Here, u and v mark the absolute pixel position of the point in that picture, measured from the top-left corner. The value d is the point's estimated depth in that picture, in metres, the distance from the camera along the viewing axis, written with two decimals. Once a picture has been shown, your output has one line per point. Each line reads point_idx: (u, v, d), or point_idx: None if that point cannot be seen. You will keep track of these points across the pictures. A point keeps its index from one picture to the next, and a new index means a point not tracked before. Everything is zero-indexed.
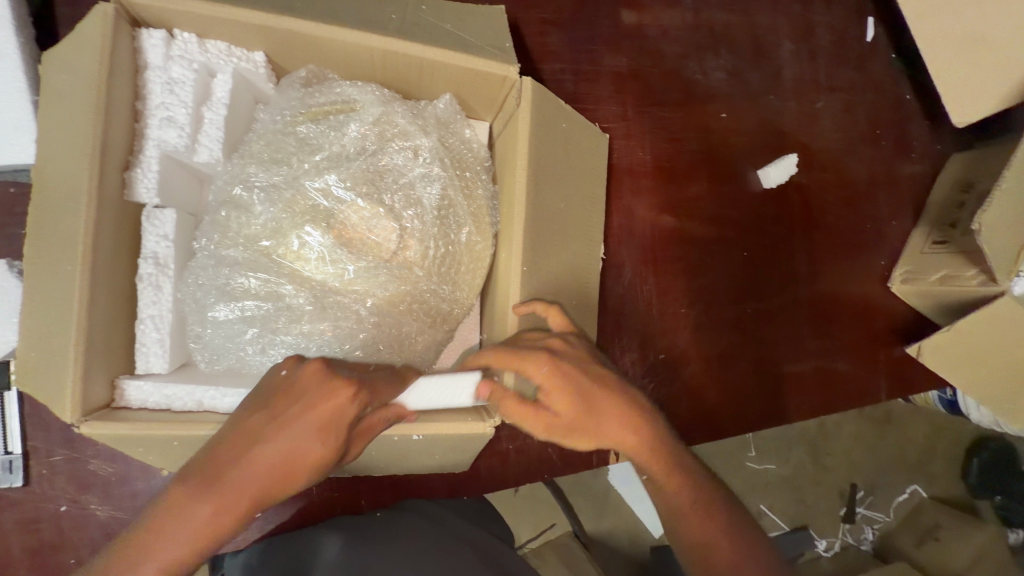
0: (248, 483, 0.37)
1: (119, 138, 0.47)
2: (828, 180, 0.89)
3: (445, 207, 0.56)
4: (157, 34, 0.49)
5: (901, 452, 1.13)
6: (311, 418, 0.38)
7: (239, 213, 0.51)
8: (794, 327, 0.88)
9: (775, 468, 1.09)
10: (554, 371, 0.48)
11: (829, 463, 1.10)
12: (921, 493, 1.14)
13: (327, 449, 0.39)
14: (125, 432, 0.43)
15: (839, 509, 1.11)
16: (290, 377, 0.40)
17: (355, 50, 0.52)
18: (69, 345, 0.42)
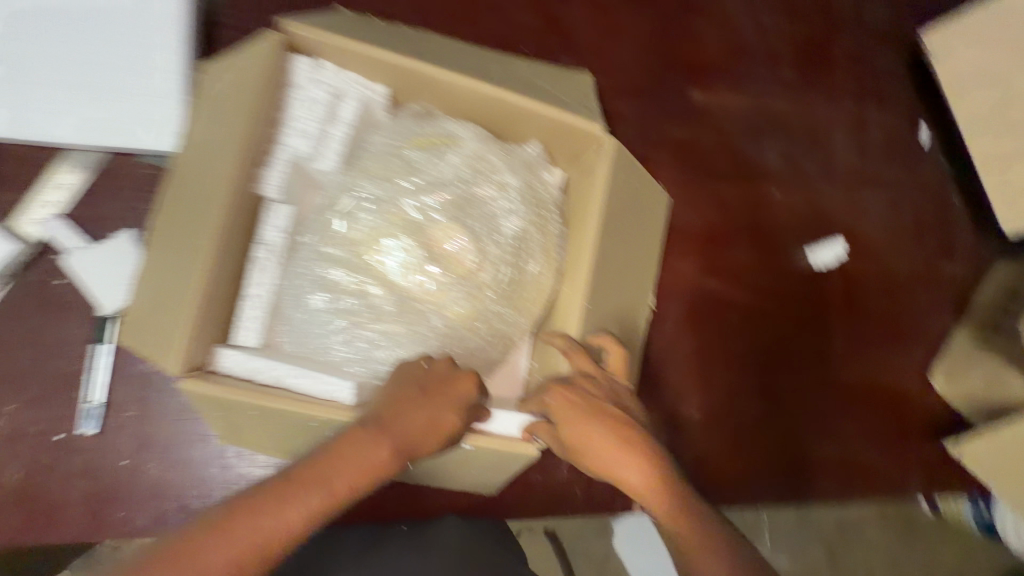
0: (406, 435, 0.49)
1: (260, 142, 0.54)
2: (873, 268, 0.92)
3: (521, 239, 0.62)
4: (305, 60, 0.57)
5: (927, 561, 1.08)
6: (451, 393, 0.52)
7: (344, 218, 0.58)
8: (828, 407, 0.89)
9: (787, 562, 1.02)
10: (562, 396, 0.54)
11: (850, 563, 1.05)
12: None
13: (459, 419, 0.52)
14: (219, 393, 0.49)
15: None
16: (429, 367, 0.54)
17: (466, 95, 0.61)
18: (188, 315, 0.49)
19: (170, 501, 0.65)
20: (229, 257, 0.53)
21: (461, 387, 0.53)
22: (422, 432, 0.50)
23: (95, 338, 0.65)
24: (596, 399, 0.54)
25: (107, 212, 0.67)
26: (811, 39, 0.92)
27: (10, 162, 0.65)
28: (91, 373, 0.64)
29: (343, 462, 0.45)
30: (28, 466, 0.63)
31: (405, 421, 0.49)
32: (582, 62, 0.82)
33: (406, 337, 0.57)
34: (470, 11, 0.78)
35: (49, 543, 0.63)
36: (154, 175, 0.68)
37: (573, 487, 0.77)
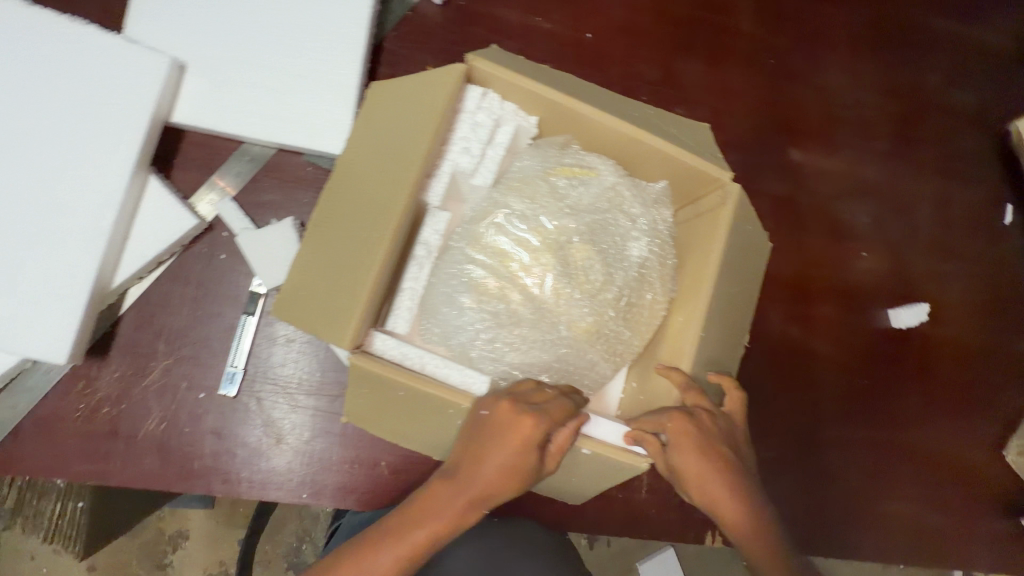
0: (480, 485, 0.53)
1: (433, 156, 0.62)
2: (952, 338, 0.94)
3: (643, 267, 0.67)
4: (477, 90, 0.65)
5: None
6: (512, 439, 0.53)
7: (494, 229, 0.64)
8: (901, 468, 0.90)
9: None
10: (682, 428, 0.58)
11: None
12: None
13: (529, 461, 0.54)
14: (380, 370, 0.55)
15: None
16: (488, 415, 0.55)
17: (610, 133, 0.67)
18: (361, 299, 0.56)
19: (288, 468, 0.71)
20: (395, 253, 0.60)
21: (524, 432, 0.53)
22: (497, 482, 0.54)
23: (246, 310, 0.72)
24: (710, 433, 0.59)
25: (269, 201, 0.75)
26: (905, 116, 0.97)
27: (193, 146, 0.74)
28: (239, 341, 0.71)
29: (424, 514, 0.53)
30: (170, 419, 0.69)
31: (474, 473, 0.53)
32: (694, 114, 0.89)
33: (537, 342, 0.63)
34: (598, 60, 0.87)
35: (178, 491, 0.69)
36: (314, 174, 0.76)
37: (650, 509, 0.81)
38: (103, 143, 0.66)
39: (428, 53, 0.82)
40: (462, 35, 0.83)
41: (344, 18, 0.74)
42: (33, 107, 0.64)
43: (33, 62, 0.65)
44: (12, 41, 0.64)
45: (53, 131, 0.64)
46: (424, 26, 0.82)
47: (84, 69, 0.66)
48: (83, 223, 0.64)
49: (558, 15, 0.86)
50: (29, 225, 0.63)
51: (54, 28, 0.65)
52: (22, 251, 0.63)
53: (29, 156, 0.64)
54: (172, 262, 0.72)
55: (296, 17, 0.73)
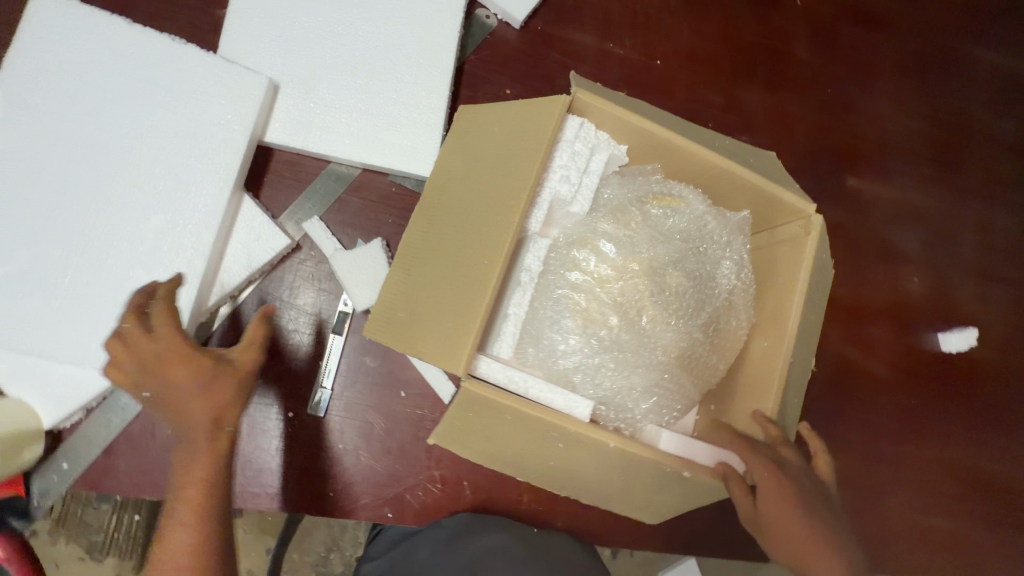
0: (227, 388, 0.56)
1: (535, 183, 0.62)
2: (995, 360, 0.98)
3: (730, 294, 0.70)
4: (576, 120, 0.66)
5: None
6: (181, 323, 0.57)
7: (593, 255, 0.66)
8: (949, 487, 0.93)
9: None
10: (769, 469, 0.61)
11: None
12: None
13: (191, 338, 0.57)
14: (494, 397, 0.56)
15: None
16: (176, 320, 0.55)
17: (699, 162, 0.68)
18: (473, 326, 0.56)
19: (376, 486, 0.72)
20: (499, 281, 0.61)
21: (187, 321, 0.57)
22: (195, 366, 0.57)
23: (333, 329, 0.73)
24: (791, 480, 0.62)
25: (354, 221, 0.75)
26: (951, 146, 1.01)
27: (281, 165, 0.74)
28: (327, 360, 0.72)
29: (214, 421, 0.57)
30: (262, 438, 0.70)
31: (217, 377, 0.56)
32: (756, 140, 0.91)
33: (631, 366, 0.65)
34: (668, 86, 0.89)
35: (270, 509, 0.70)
36: (399, 195, 0.77)
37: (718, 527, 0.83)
38: (201, 163, 0.66)
39: (507, 75, 0.83)
40: (540, 59, 0.84)
41: (432, 43, 0.75)
42: (133, 126, 0.64)
43: (135, 82, 0.65)
44: (114, 62, 0.64)
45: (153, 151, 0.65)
46: (502, 49, 0.83)
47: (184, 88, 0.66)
48: (182, 242, 0.64)
49: (630, 40, 0.88)
50: (128, 244, 0.63)
51: (157, 47, 0.66)
52: (124, 269, 0.63)
53: (129, 175, 0.64)
54: (260, 281, 0.73)
55: (386, 40, 0.74)
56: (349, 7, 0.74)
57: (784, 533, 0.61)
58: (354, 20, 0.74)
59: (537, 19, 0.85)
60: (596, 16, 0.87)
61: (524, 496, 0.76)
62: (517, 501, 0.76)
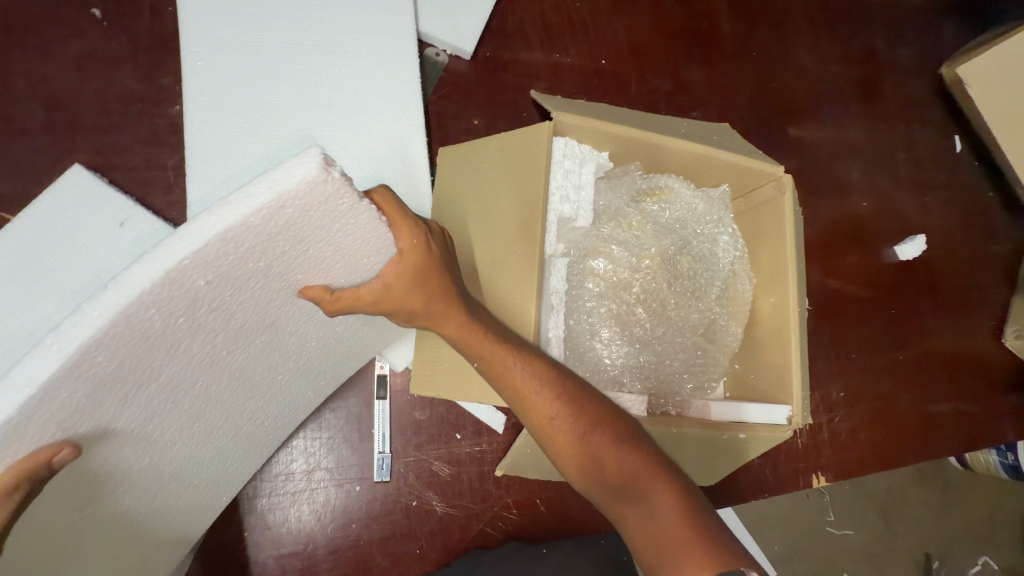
0: None
1: (538, 210, 0.64)
2: (943, 256, 1.11)
3: (731, 264, 0.77)
4: (560, 142, 0.71)
5: (959, 520, 1.39)
6: None
7: (608, 262, 0.74)
8: (936, 374, 1.06)
9: (853, 534, 1.31)
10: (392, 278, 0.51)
11: (902, 531, 1.34)
12: (990, 564, 1.40)
13: None
14: None
15: None
16: None
17: (673, 150, 0.71)
18: None
19: (456, 530, 0.74)
20: None
21: None
22: None
23: (375, 394, 0.74)
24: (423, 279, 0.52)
25: None
26: (866, 79, 1.12)
27: None
28: (377, 426, 0.73)
29: None
30: (344, 514, 0.72)
31: None
32: (707, 114, 0.99)
33: (663, 351, 0.75)
34: (619, 82, 0.94)
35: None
36: None
37: (764, 470, 0.92)
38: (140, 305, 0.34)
39: (472, 108, 0.86)
40: (498, 85, 0.88)
41: (397, 92, 0.76)
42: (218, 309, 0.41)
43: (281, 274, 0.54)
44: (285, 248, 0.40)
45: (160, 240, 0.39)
46: (461, 84, 0.86)
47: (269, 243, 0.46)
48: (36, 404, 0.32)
49: (574, 48, 0.93)
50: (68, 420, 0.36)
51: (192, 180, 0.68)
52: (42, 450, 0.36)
53: (215, 368, 0.48)
54: None
55: (351, 101, 0.74)
56: (307, 76, 0.74)
57: (640, 498, 0.52)
58: (317, 89, 0.74)
59: (485, 47, 0.88)
60: (537, 32, 0.91)
61: None
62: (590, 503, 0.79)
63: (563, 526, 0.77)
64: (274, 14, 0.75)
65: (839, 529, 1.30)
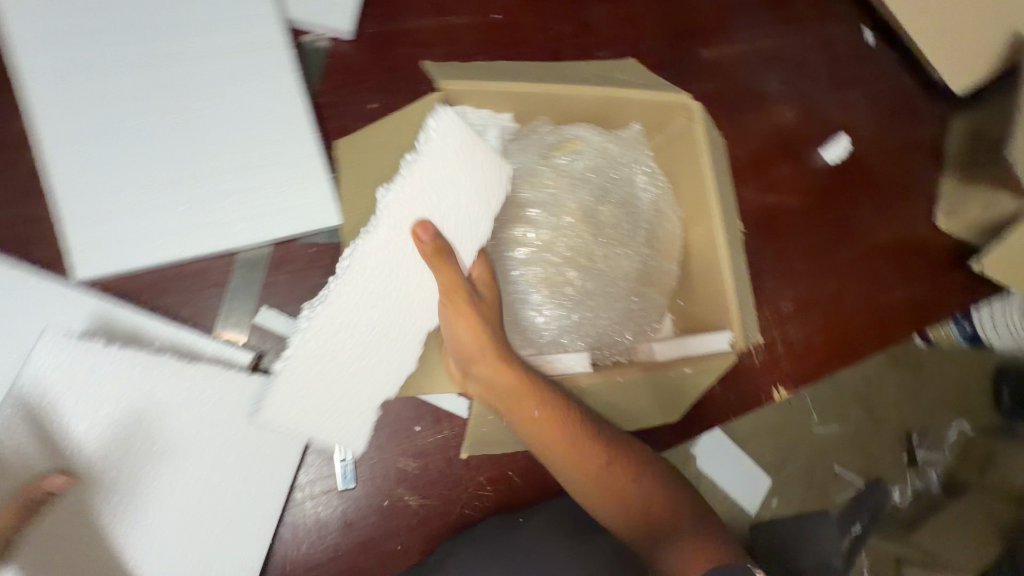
0: None
1: None
2: (872, 151, 1.12)
3: (655, 202, 0.76)
4: (454, 111, 0.68)
5: (935, 392, 1.44)
6: None
7: (529, 227, 0.70)
8: (881, 265, 1.08)
9: (837, 428, 1.37)
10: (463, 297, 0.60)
11: (881, 417, 1.41)
12: (965, 428, 1.46)
13: None
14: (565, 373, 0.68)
15: (902, 456, 1.42)
16: None
17: (573, 100, 0.70)
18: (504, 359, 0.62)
19: (437, 518, 0.74)
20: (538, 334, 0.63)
21: None
22: None
23: None
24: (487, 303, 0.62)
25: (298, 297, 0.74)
26: None
27: (191, 277, 0.71)
28: None
29: None
30: (320, 530, 0.71)
31: None
32: (616, 52, 0.95)
33: (601, 305, 0.73)
34: (518, 34, 0.90)
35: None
36: (327, 251, 0.75)
37: (729, 394, 0.95)
38: None
39: (367, 90, 0.80)
40: (390, 61, 0.82)
41: (279, 91, 0.72)
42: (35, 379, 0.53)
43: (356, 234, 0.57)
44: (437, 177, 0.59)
45: (435, 147, 0.58)
46: (349, 66, 0.80)
47: (397, 217, 0.57)
48: None
49: (464, 6, 0.87)
50: None
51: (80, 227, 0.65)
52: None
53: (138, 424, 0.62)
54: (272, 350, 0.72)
55: (231, 110, 0.70)
56: (177, 92, 0.69)
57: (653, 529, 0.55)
58: (191, 104, 0.69)
59: (368, 23, 0.82)
60: None
61: None
62: None
63: (541, 491, 0.79)
64: (120, 29, 0.68)
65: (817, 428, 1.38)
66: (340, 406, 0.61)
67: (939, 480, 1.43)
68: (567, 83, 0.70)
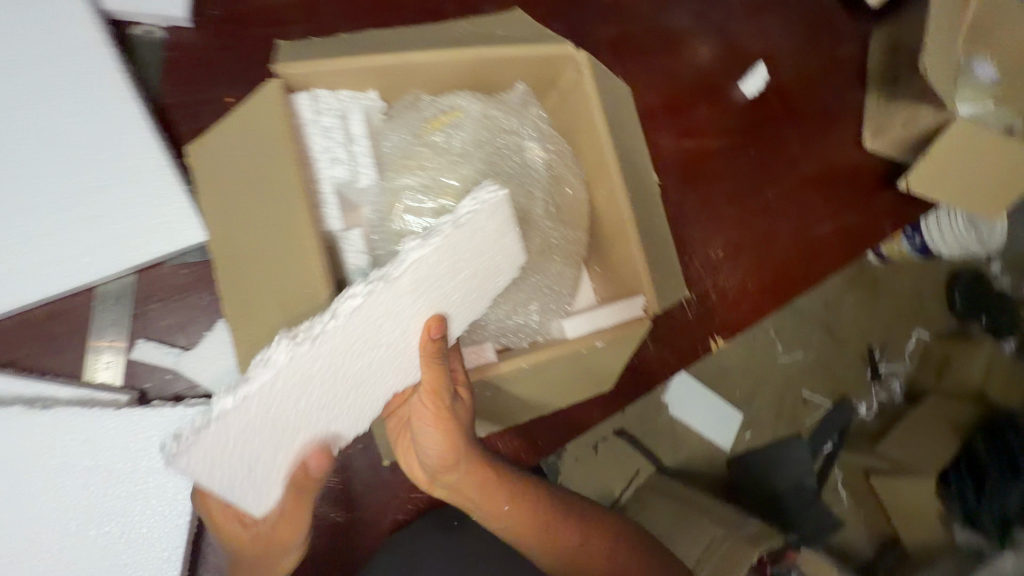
0: None
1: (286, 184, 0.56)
2: (793, 78, 1.07)
3: (549, 165, 0.70)
4: (305, 95, 0.60)
5: (898, 306, 1.57)
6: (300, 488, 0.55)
7: (412, 216, 0.62)
8: (809, 197, 1.05)
9: (801, 354, 1.50)
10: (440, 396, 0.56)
11: (845, 335, 1.52)
12: (924, 335, 1.59)
13: None
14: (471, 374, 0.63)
15: (866, 371, 1.54)
16: None
17: (444, 67, 0.64)
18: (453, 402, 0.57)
19: (368, 526, 0.74)
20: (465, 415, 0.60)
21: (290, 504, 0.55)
22: None
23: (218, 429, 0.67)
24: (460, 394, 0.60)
25: (174, 325, 0.68)
26: None
27: (54, 319, 0.65)
28: None
29: None
30: None
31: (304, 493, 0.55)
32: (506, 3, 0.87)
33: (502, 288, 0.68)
34: None
35: None
36: (201, 270, 0.69)
37: (665, 354, 0.93)
38: None
39: (221, 82, 0.71)
40: (244, 44, 0.73)
41: (103, 96, 0.63)
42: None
43: (372, 275, 0.46)
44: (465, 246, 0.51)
45: (476, 224, 0.51)
46: (195, 57, 0.71)
47: (415, 282, 0.48)
48: None
49: None
50: None
51: None
52: None
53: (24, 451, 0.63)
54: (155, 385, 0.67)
55: (48, 127, 0.61)
56: None
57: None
58: None
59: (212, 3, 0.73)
60: None
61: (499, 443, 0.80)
62: None
63: None
64: None
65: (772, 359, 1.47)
66: (249, 474, 0.47)
67: (902, 389, 1.57)
68: (430, 47, 0.63)
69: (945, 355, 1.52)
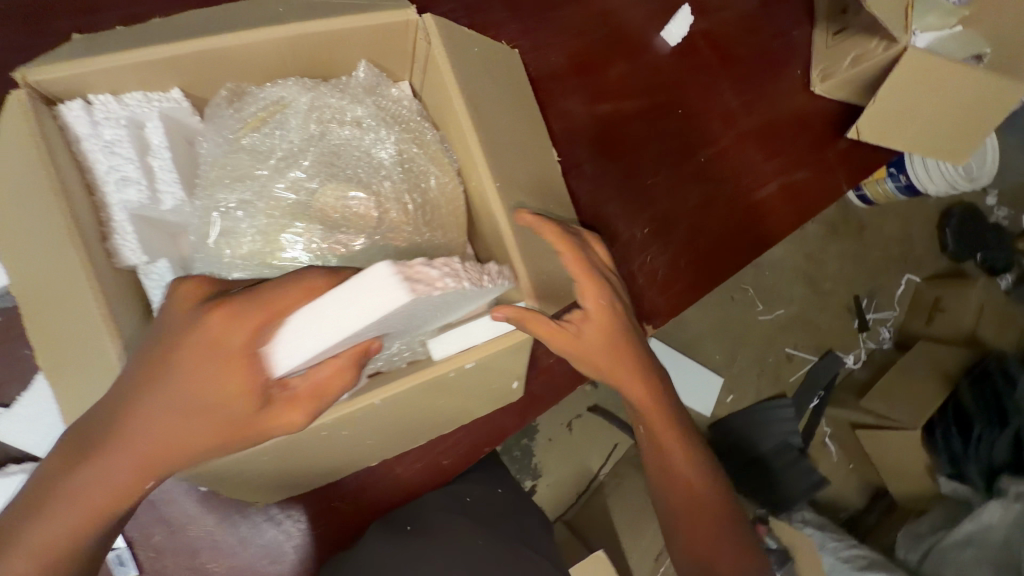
0: None
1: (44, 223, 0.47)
2: (726, 18, 0.94)
3: (401, 157, 0.59)
4: (76, 104, 0.50)
5: (886, 251, 1.47)
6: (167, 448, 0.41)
7: (228, 236, 0.53)
8: (749, 155, 0.93)
9: (784, 311, 1.42)
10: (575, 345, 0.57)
11: (828, 288, 1.44)
12: (914, 279, 1.49)
13: None
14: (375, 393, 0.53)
15: (853, 322, 1.45)
16: None
17: (248, 53, 0.53)
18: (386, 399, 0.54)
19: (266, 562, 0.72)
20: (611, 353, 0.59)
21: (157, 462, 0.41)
22: None
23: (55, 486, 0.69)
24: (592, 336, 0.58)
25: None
26: None
27: None
28: None
29: None
30: None
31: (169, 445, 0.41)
32: None
33: None
34: None
35: None
36: None
37: None
38: None
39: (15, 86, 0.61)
40: (43, 40, 0.62)
41: None
42: None
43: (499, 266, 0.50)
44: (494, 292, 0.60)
45: None
46: None
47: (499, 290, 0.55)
48: None
49: None
50: None
51: None
52: None
53: None
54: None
55: None
56: None
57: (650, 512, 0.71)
58: None
59: None
60: None
61: (399, 466, 0.74)
62: (396, 475, 0.74)
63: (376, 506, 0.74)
64: None
65: (747, 322, 1.40)
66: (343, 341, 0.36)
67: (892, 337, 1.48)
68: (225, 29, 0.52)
69: (936, 297, 1.41)
